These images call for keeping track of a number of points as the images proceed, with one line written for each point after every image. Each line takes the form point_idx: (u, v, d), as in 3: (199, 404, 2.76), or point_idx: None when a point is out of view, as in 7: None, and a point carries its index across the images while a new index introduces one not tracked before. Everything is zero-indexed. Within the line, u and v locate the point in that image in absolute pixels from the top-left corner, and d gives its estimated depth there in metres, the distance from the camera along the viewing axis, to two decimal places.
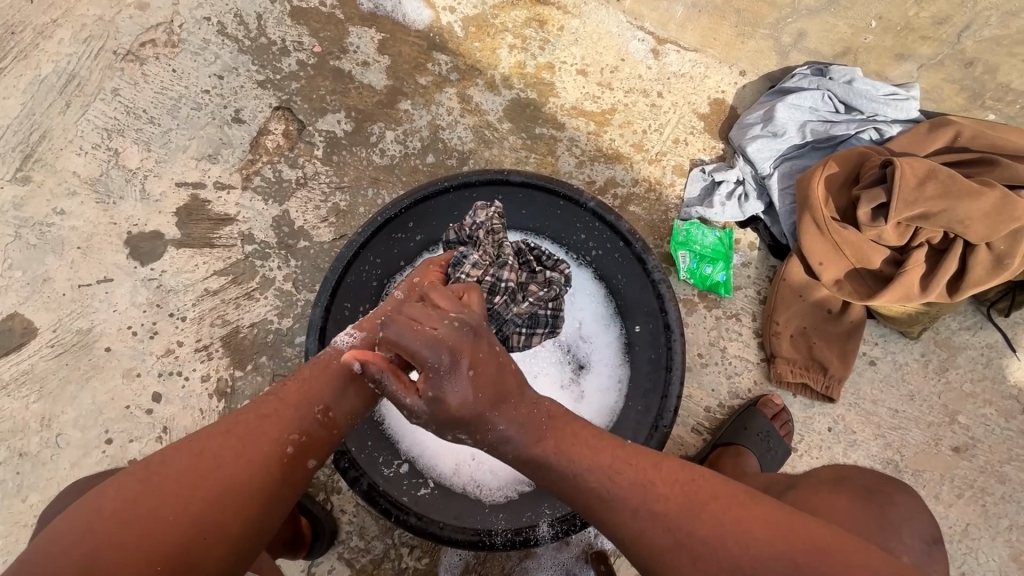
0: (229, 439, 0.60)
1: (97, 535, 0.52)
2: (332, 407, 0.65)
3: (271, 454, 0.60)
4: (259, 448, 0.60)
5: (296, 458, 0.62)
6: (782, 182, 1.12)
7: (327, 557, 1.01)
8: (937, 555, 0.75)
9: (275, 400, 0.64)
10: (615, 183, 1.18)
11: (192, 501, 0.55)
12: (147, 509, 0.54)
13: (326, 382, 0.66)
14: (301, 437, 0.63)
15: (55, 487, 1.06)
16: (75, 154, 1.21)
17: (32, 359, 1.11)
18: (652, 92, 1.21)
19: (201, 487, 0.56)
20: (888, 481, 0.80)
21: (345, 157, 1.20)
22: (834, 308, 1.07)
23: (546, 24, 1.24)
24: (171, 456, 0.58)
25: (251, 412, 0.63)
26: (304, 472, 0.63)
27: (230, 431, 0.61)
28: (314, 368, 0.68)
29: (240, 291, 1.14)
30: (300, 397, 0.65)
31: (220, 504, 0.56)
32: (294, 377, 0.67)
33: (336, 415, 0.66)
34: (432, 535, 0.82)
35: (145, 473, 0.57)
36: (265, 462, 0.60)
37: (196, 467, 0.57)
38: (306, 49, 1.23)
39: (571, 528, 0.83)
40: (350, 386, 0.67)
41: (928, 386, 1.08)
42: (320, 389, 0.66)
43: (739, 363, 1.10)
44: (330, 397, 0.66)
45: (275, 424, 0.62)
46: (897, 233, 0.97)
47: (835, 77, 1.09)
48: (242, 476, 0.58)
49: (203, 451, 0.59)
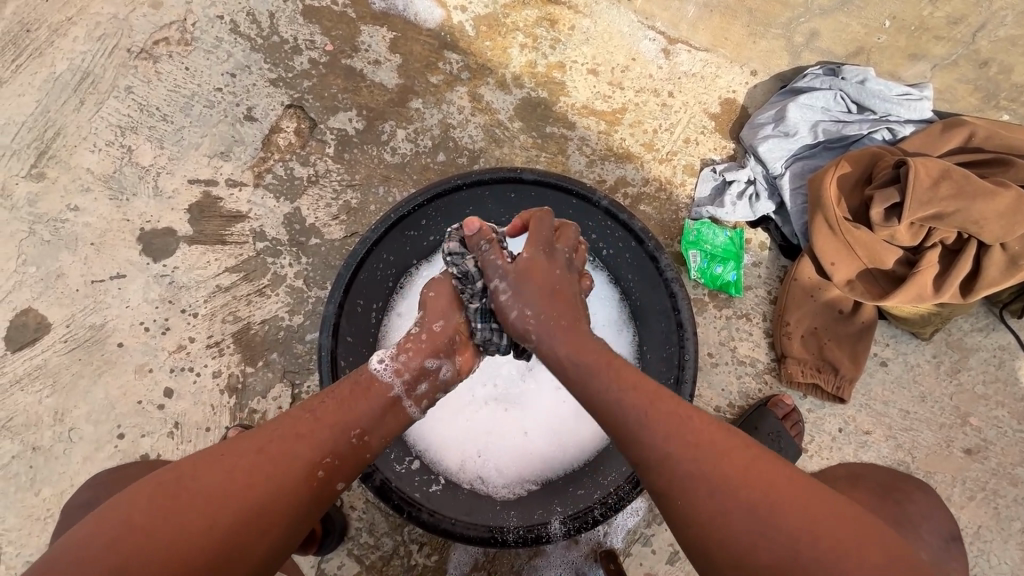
0: (266, 457, 0.60)
1: (126, 545, 0.52)
2: (365, 431, 0.67)
3: (304, 475, 0.61)
4: (293, 469, 0.61)
5: (327, 481, 0.63)
6: (794, 182, 1.11)
7: (337, 553, 1.02)
8: (955, 552, 0.76)
9: (311, 418, 0.65)
10: (626, 182, 1.18)
11: (225, 516, 0.56)
12: (181, 522, 0.54)
13: (360, 406, 0.67)
14: (333, 459, 0.63)
15: (68, 482, 1.07)
16: (88, 150, 1.22)
17: (46, 353, 1.12)
18: (663, 91, 1.21)
19: (237, 501, 0.57)
20: (905, 479, 0.82)
21: (356, 155, 1.20)
22: (845, 308, 1.07)
23: (557, 23, 1.24)
24: (205, 467, 0.58)
25: (290, 426, 0.63)
26: (330, 493, 0.64)
27: (265, 447, 0.61)
28: (352, 389, 0.69)
29: (251, 288, 1.15)
30: (337, 417, 0.66)
31: (253, 520, 0.57)
32: (332, 398, 0.67)
33: (368, 439, 0.67)
34: (444, 531, 0.81)
35: (176, 484, 0.57)
36: (298, 483, 0.61)
37: (229, 487, 0.57)
38: (318, 48, 1.24)
39: (583, 526, 0.82)
40: (383, 414, 0.69)
41: (939, 387, 1.08)
42: (354, 414, 0.67)
43: (749, 363, 1.10)
44: (364, 420, 0.67)
45: (310, 444, 0.62)
46: (910, 234, 0.97)
47: (847, 77, 1.09)
48: (275, 493, 0.59)
49: (237, 463, 0.59)
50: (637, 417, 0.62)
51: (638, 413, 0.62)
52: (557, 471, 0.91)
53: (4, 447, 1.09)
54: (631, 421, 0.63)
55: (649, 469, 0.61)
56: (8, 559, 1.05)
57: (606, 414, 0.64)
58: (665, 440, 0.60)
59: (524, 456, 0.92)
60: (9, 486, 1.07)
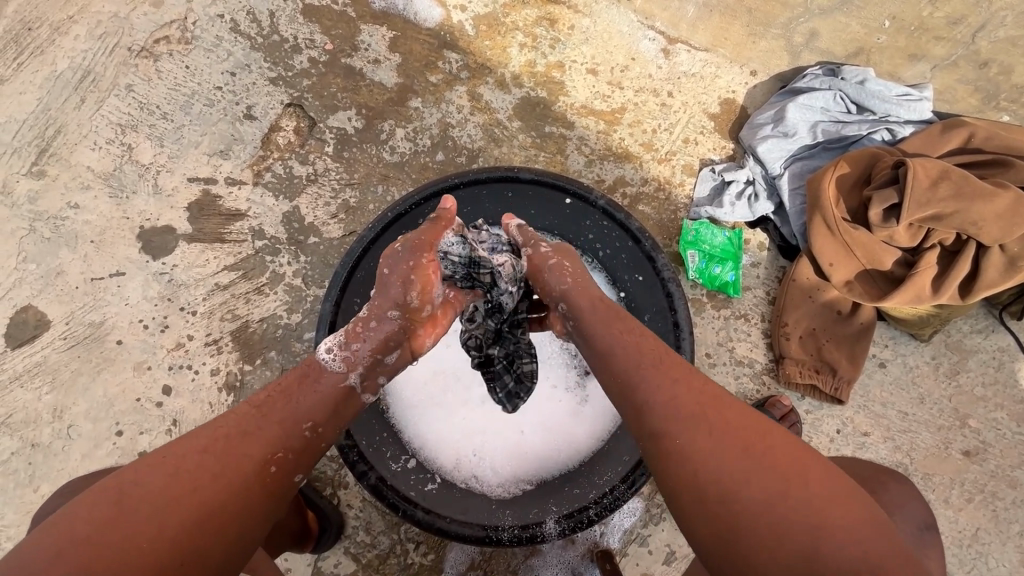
0: (212, 457, 0.59)
1: (67, 557, 0.50)
2: (319, 423, 0.66)
3: (255, 470, 0.60)
4: (243, 465, 0.60)
5: (281, 474, 0.62)
6: (793, 182, 1.11)
7: (334, 551, 1.02)
8: (928, 541, 0.76)
9: (260, 414, 0.64)
10: (624, 182, 1.18)
11: (177, 517, 0.55)
12: (129, 529, 0.53)
13: (312, 399, 0.67)
14: (286, 452, 0.63)
15: (66, 478, 1.08)
16: (89, 148, 1.22)
17: (45, 351, 1.13)
18: (662, 91, 1.21)
19: (183, 503, 0.55)
20: (880, 468, 0.82)
21: (355, 153, 1.21)
22: (843, 309, 1.07)
23: (557, 23, 1.24)
24: (150, 471, 0.57)
25: (236, 425, 0.62)
26: (289, 487, 0.63)
27: (213, 446, 0.60)
28: (303, 382, 0.68)
29: (249, 286, 1.15)
30: (285, 412, 0.65)
31: (206, 519, 0.56)
32: (280, 393, 0.67)
33: (323, 430, 0.66)
34: (440, 530, 0.84)
35: (116, 495, 0.55)
36: (250, 479, 0.60)
37: (175, 489, 0.56)
38: (317, 47, 1.24)
39: (577, 525, 0.85)
40: (337, 406, 0.69)
41: (938, 389, 1.08)
42: (305, 405, 0.66)
43: (748, 363, 1.09)
44: (316, 413, 0.66)
45: (259, 440, 0.62)
46: (908, 234, 0.96)
47: (847, 78, 1.09)
48: (228, 492, 0.58)
49: (185, 464, 0.58)
50: (638, 362, 0.66)
51: (645, 365, 0.65)
52: (553, 471, 0.90)
53: (4, 443, 1.09)
54: (635, 366, 0.65)
55: (642, 407, 0.62)
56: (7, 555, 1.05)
57: (611, 358, 0.67)
58: (660, 381, 0.63)
59: (518, 455, 0.91)
60: (8, 482, 1.08)
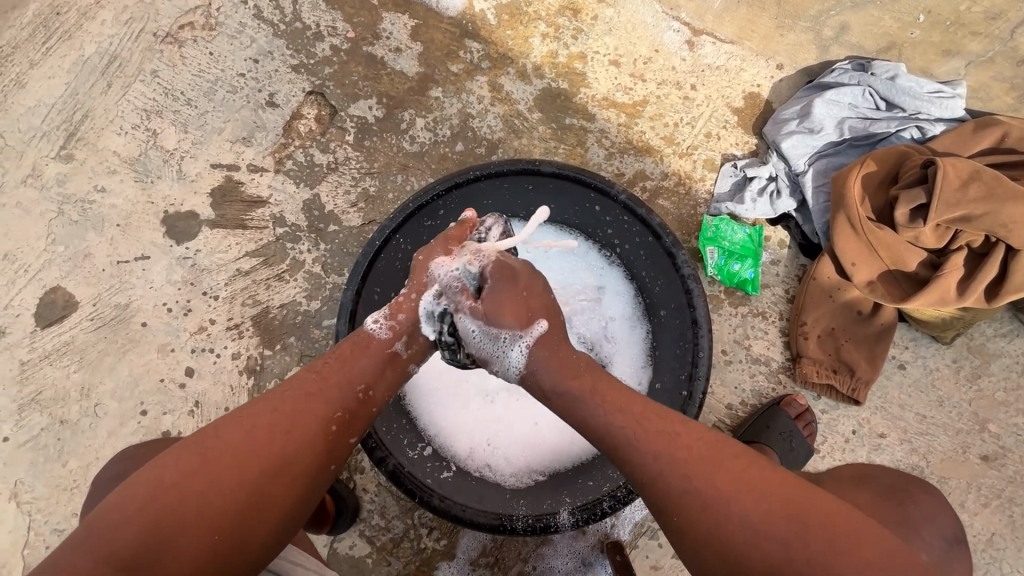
0: (279, 416, 0.63)
1: (153, 507, 0.55)
2: (372, 386, 0.69)
3: (318, 431, 0.64)
4: (306, 427, 0.63)
5: (341, 435, 0.66)
6: (817, 179, 1.09)
7: (349, 533, 1.04)
8: (959, 555, 0.76)
9: (318, 377, 0.67)
10: (644, 175, 1.17)
11: (249, 474, 0.59)
12: (208, 480, 0.57)
13: (365, 363, 0.69)
14: (344, 414, 0.66)
15: (93, 454, 1.11)
16: (116, 133, 1.25)
17: (73, 331, 1.16)
18: (686, 84, 1.20)
19: (253, 460, 0.60)
20: (910, 479, 0.81)
21: (376, 142, 1.21)
22: (864, 309, 1.05)
23: (580, 13, 1.23)
24: (222, 430, 0.61)
25: (299, 387, 0.66)
26: (347, 448, 0.67)
27: (276, 408, 0.64)
28: (354, 347, 0.70)
29: (270, 272, 1.17)
30: (344, 377, 0.68)
31: (273, 477, 0.60)
32: (333, 357, 0.69)
33: (378, 393, 0.70)
34: (454, 517, 0.83)
35: (193, 450, 0.59)
36: (314, 439, 0.63)
37: (245, 446, 0.60)
38: (340, 34, 1.24)
39: (592, 517, 0.83)
40: (387, 369, 0.71)
41: (958, 392, 1.06)
42: (362, 370, 0.69)
43: (764, 361, 1.09)
44: (371, 376, 0.69)
45: (320, 403, 0.65)
46: (936, 235, 0.94)
47: (878, 73, 1.06)
48: (293, 448, 0.62)
49: (253, 425, 0.62)
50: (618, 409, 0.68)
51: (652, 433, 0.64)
52: (567, 463, 0.91)
53: (34, 419, 1.13)
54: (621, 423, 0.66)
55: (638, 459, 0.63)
56: (37, 526, 1.09)
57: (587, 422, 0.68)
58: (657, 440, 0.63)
59: (533, 446, 0.92)
60: (38, 456, 1.11)
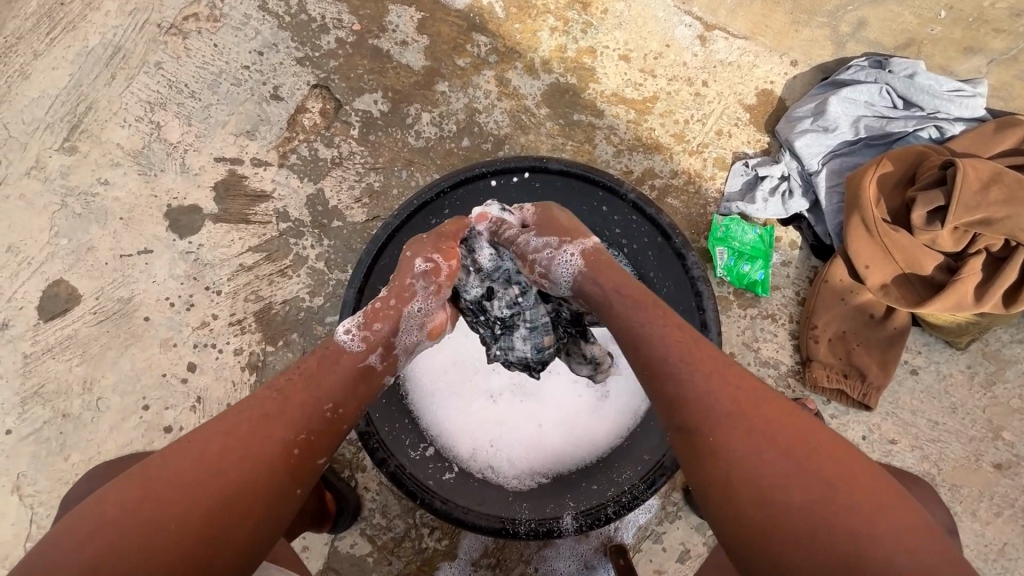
0: (236, 438, 0.60)
1: (94, 543, 0.52)
2: (339, 405, 0.65)
3: (278, 453, 0.61)
4: (266, 449, 0.60)
5: (304, 457, 0.62)
6: (831, 179, 1.06)
7: (350, 532, 1.04)
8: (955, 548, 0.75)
9: (280, 396, 0.64)
10: (653, 173, 1.15)
11: (207, 503, 0.56)
12: (158, 511, 0.55)
13: (332, 379, 0.66)
14: (310, 435, 0.63)
15: (96, 448, 1.11)
16: (119, 125, 1.24)
17: (76, 324, 1.15)
18: (697, 80, 1.17)
19: (207, 486, 0.57)
20: (906, 476, 0.80)
21: (381, 137, 1.20)
22: (877, 313, 1.03)
23: (589, 7, 1.20)
24: (174, 456, 0.58)
25: (260, 406, 0.63)
26: (313, 470, 0.64)
27: (234, 429, 0.60)
28: (321, 361, 0.67)
29: (273, 268, 1.16)
30: (309, 394, 0.65)
31: (233, 505, 0.57)
32: (297, 373, 0.66)
33: (346, 411, 0.66)
34: (456, 520, 0.82)
35: (142, 479, 0.57)
36: (274, 462, 0.60)
37: (199, 472, 0.57)
38: (345, 27, 1.23)
39: (595, 523, 0.83)
40: (357, 384, 0.68)
41: (972, 399, 1.04)
42: (328, 388, 0.66)
43: (773, 365, 1.07)
44: (338, 393, 0.66)
45: (281, 424, 0.62)
46: (953, 239, 0.92)
47: (896, 70, 1.03)
48: (251, 472, 0.59)
49: (209, 450, 0.59)
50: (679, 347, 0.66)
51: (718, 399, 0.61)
52: (570, 465, 0.89)
53: (37, 412, 1.13)
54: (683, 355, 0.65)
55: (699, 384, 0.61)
56: (39, 519, 1.09)
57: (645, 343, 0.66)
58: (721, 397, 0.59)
59: (536, 447, 0.90)
60: (40, 450, 1.11)
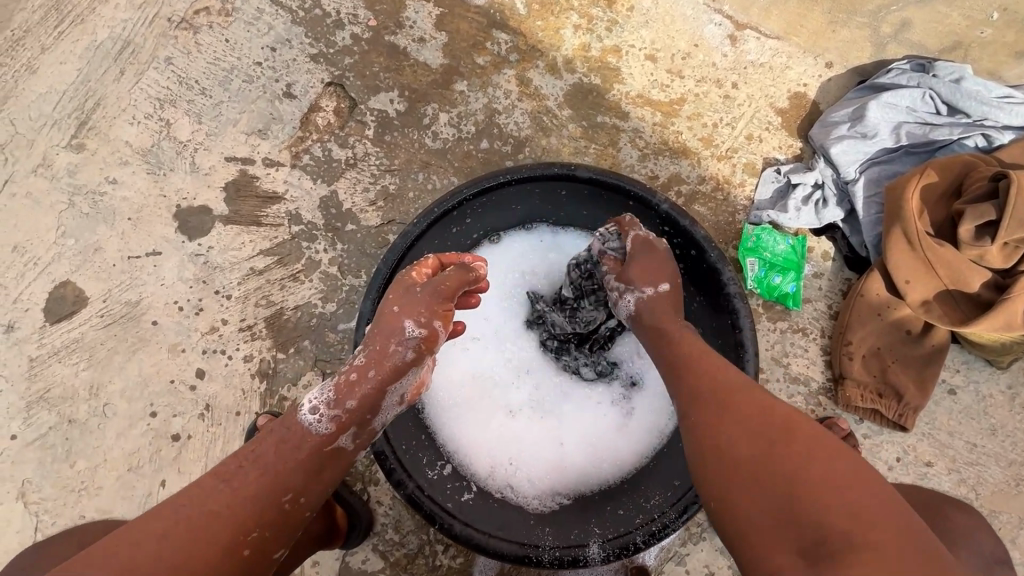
0: (175, 536, 0.54)
1: None
2: (300, 493, 0.61)
3: (225, 551, 0.55)
4: (210, 548, 0.55)
5: (254, 553, 0.58)
6: (868, 188, 1.01)
7: (362, 548, 1.00)
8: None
9: (228, 489, 0.58)
10: (680, 179, 1.10)
11: None
12: None
13: (291, 464, 0.62)
14: (263, 530, 0.58)
15: (102, 455, 1.08)
16: (128, 123, 1.21)
17: (83, 327, 1.12)
18: (726, 82, 1.12)
19: None
20: (939, 496, 0.78)
21: (396, 138, 1.15)
22: (914, 329, 0.98)
23: (615, 3, 1.16)
24: (95, 559, 0.51)
25: (203, 500, 0.57)
26: (262, 566, 0.59)
27: (171, 528, 0.54)
28: (280, 444, 0.63)
29: (285, 272, 1.12)
30: (264, 484, 0.60)
31: None
32: (249, 460, 0.61)
33: (306, 500, 0.62)
34: (476, 547, 0.75)
35: None
36: (219, 561, 0.55)
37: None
38: (361, 23, 1.19)
39: (624, 553, 0.75)
40: (323, 468, 0.65)
41: (1012, 420, 0.99)
42: (287, 474, 0.61)
43: (803, 381, 1.02)
44: (298, 481, 0.62)
45: (230, 519, 0.57)
46: (1002, 255, 0.87)
47: (941, 75, 0.99)
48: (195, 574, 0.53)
49: (140, 551, 0.52)
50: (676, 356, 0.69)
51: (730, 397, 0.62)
52: (593, 486, 0.86)
53: (42, 417, 1.10)
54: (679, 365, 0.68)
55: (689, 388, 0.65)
56: (44, 527, 1.06)
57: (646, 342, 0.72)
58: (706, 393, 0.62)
59: (558, 466, 0.87)
60: (46, 456, 1.08)
